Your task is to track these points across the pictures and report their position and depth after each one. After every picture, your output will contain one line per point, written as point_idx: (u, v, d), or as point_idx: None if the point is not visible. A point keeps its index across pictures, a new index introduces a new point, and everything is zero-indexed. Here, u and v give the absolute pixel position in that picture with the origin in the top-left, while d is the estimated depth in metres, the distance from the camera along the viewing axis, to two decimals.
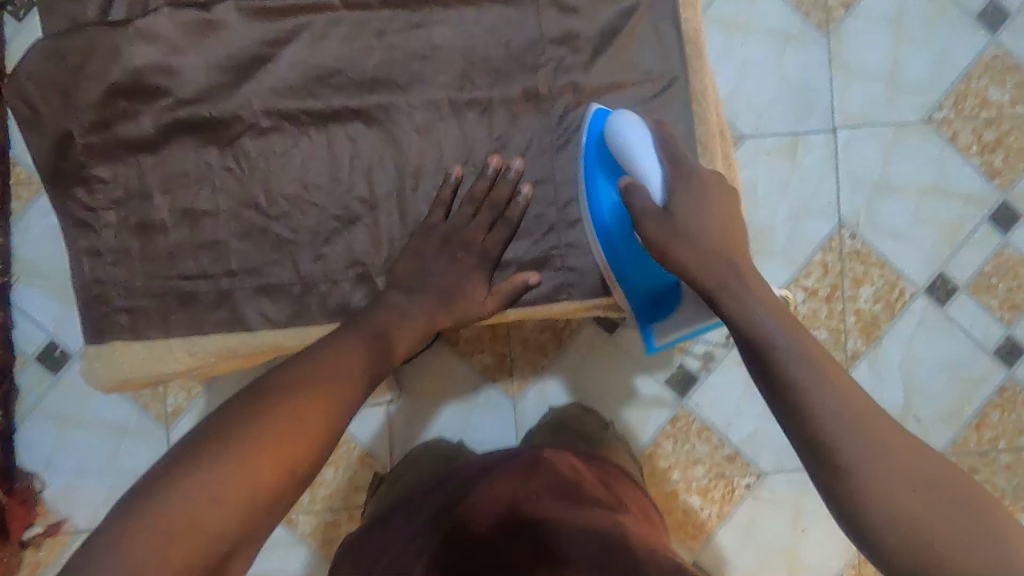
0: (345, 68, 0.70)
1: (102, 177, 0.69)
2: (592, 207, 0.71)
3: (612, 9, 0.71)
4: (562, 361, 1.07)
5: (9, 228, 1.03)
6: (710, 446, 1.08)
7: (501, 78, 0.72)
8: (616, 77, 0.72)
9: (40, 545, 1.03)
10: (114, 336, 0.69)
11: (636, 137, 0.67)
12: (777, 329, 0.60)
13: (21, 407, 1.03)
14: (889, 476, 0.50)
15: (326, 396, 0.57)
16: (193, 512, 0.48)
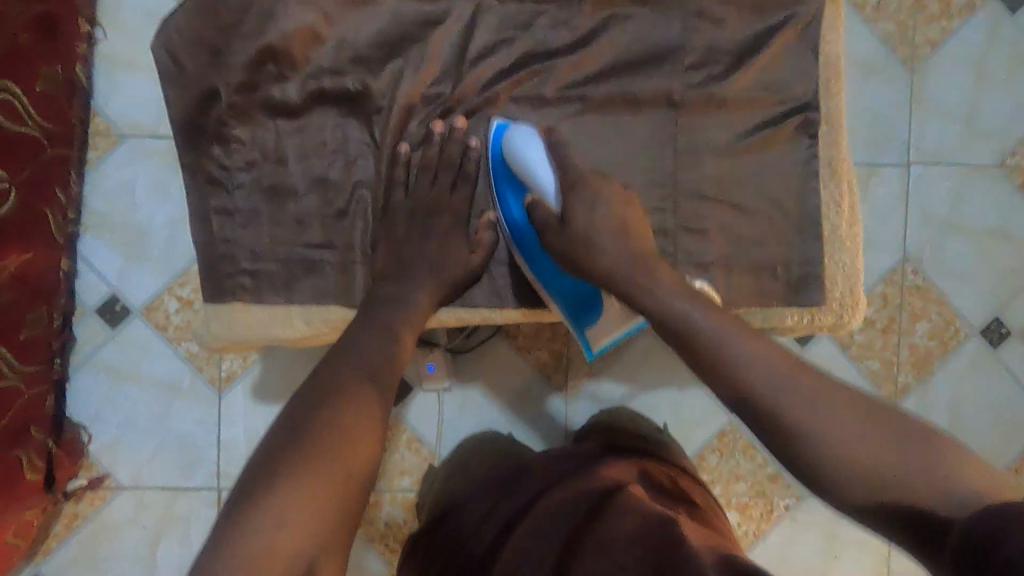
0: (488, 57, 0.71)
1: (240, 137, 0.69)
2: (505, 218, 0.73)
3: (756, 25, 0.72)
4: (619, 365, 1.08)
5: (83, 177, 1.02)
6: (754, 464, 1.09)
7: (640, 81, 0.72)
8: (751, 92, 0.72)
9: (81, 497, 1.03)
10: (234, 297, 0.69)
11: (531, 151, 0.69)
12: (703, 316, 0.63)
13: (76, 357, 1.03)
14: (853, 437, 0.53)
15: (354, 403, 0.59)
16: (271, 542, 0.50)
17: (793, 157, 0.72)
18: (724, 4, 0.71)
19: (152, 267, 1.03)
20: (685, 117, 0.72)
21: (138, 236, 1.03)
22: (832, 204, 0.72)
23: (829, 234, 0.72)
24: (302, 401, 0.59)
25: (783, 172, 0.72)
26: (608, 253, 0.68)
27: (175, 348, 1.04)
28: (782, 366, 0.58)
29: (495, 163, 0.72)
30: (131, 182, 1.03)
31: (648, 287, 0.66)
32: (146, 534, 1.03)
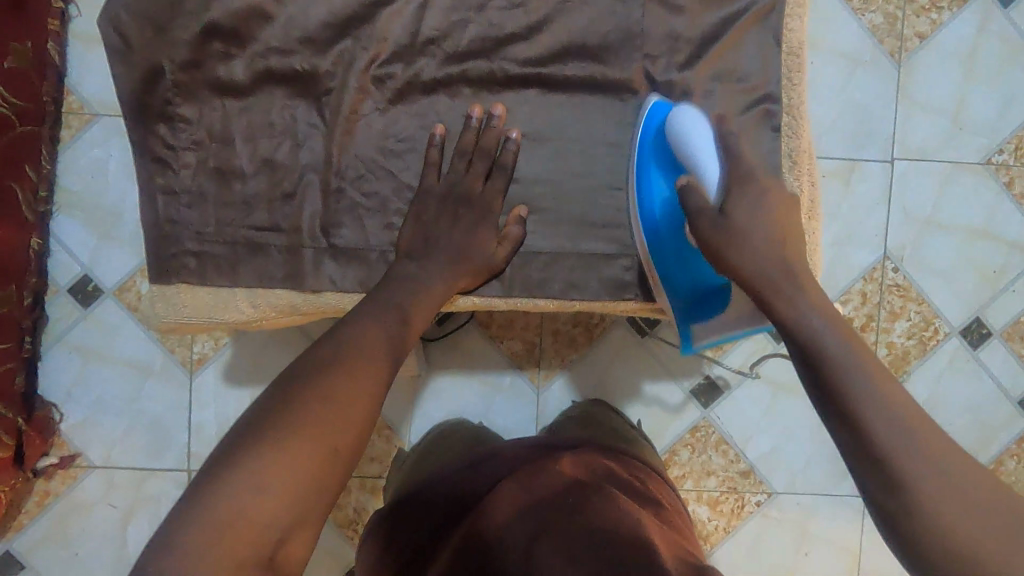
0: (441, 39, 0.70)
1: (187, 116, 0.68)
2: (642, 199, 0.70)
3: (718, 12, 0.70)
4: (590, 357, 1.07)
5: (56, 157, 1.01)
6: (726, 459, 1.08)
7: (596, 68, 0.71)
8: (711, 81, 0.70)
9: (52, 476, 1.04)
10: (180, 278, 0.69)
11: (699, 134, 0.67)
12: (823, 329, 0.60)
13: (47, 336, 1.03)
14: (946, 497, 0.49)
15: (360, 381, 0.58)
16: (245, 508, 0.50)
17: (753, 148, 0.70)
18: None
19: (121, 248, 1.03)
20: (643, 106, 0.71)
21: (109, 217, 1.03)
22: (791, 196, 0.70)
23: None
24: (308, 369, 0.58)
25: (744, 164, 0.70)
26: (757, 257, 0.65)
27: (145, 330, 1.04)
28: (909, 411, 0.53)
29: (646, 137, 0.70)
30: (103, 161, 1.02)
31: (790, 299, 0.63)
32: (117, 513, 1.04)
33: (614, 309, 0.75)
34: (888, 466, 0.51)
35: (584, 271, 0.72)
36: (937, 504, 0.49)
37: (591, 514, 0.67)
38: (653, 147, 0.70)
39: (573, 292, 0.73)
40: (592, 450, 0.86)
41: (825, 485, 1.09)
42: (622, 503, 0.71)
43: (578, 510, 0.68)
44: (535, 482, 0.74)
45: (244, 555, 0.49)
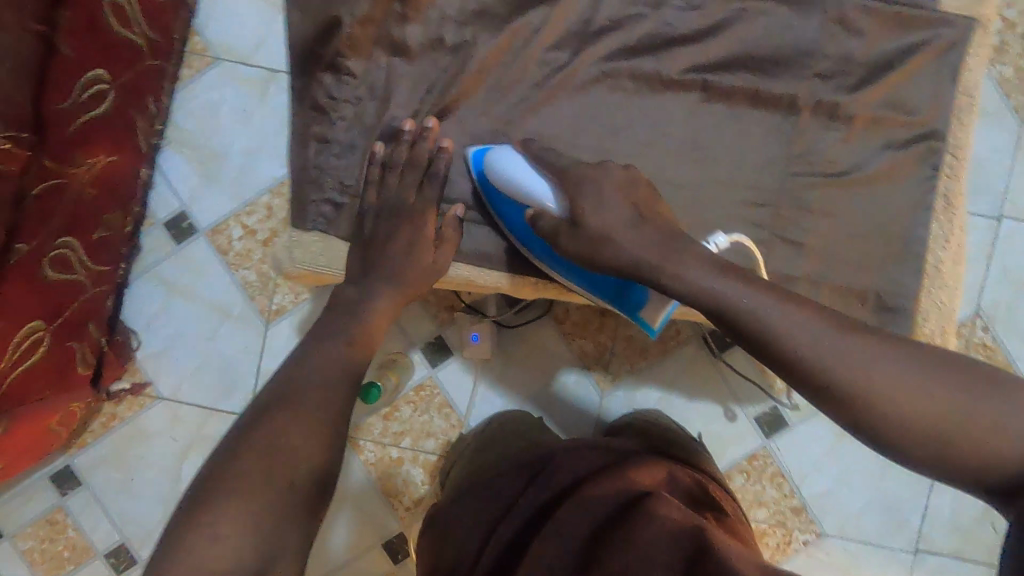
0: (613, 30, 0.70)
1: (352, 71, 0.69)
2: (510, 228, 0.71)
3: (894, 42, 0.69)
4: (659, 368, 1.07)
5: (174, 93, 1.04)
6: (780, 493, 1.07)
7: (761, 79, 0.70)
8: (877, 110, 0.69)
9: (122, 400, 1.06)
10: (317, 226, 0.72)
11: (514, 167, 0.67)
12: (721, 275, 0.57)
13: (138, 265, 1.05)
14: (898, 392, 0.50)
15: (308, 408, 0.59)
16: (211, 558, 0.51)
17: (906, 184, 0.69)
18: (868, 15, 0.69)
19: (225, 190, 1.05)
20: (803, 125, 0.70)
21: (213, 158, 1.05)
22: (940, 238, 0.69)
23: (932, 265, 0.69)
24: (260, 408, 0.58)
25: (892, 199, 0.69)
26: (631, 247, 0.60)
27: (232, 274, 1.06)
28: (842, 333, 0.53)
29: (485, 190, 0.71)
30: (216, 105, 1.05)
31: (677, 271, 0.58)
32: (175, 448, 1.07)
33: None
34: (875, 411, 0.51)
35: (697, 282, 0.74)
36: (913, 411, 0.50)
37: (631, 523, 0.67)
38: (803, 167, 0.69)
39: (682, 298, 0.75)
40: (644, 453, 0.85)
41: (876, 536, 1.07)
42: (670, 505, 0.70)
43: (622, 527, 0.67)
44: (596, 487, 0.74)
45: None
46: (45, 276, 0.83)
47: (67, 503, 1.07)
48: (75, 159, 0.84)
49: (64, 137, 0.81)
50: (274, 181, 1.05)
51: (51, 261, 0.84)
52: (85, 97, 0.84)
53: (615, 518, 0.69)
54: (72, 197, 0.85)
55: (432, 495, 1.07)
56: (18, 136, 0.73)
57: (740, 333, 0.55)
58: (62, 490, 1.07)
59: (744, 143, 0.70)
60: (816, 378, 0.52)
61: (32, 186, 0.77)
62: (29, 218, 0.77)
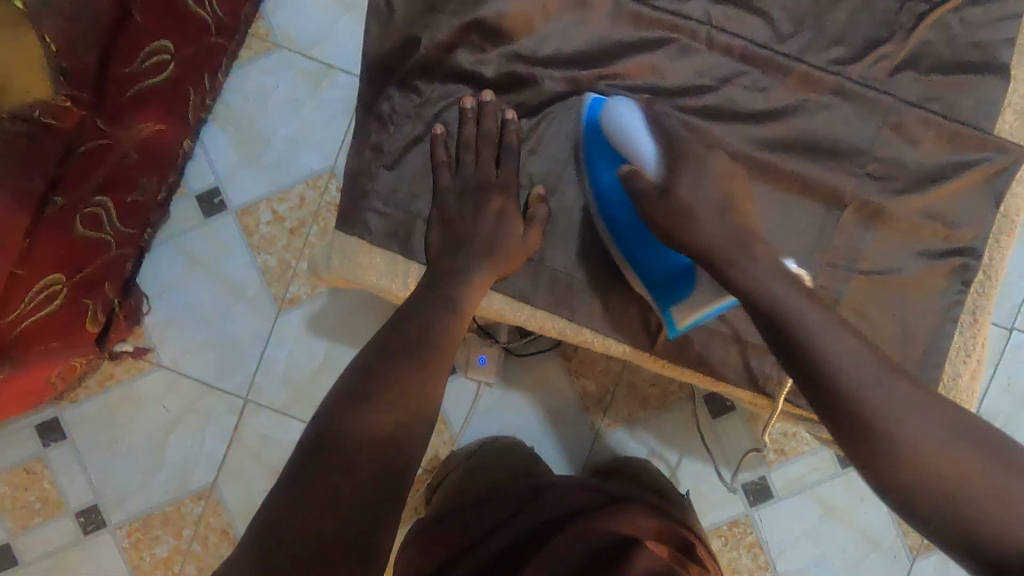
0: (679, 96, 0.72)
1: (419, 89, 0.73)
2: (595, 184, 0.73)
3: (946, 156, 0.71)
4: (657, 420, 1.07)
5: (229, 71, 1.06)
6: (755, 563, 1.07)
7: (815, 167, 0.71)
8: (921, 216, 0.70)
9: (121, 361, 1.06)
10: (360, 233, 0.72)
11: (633, 123, 0.70)
12: (784, 292, 0.62)
13: (164, 231, 1.06)
14: (919, 438, 0.55)
15: (411, 378, 0.61)
16: (325, 509, 0.51)
17: (938, 294, 0.71)
18: (927, 125, 0.71)
19: (262, 174, 1.06)
20: (848, 220, 0.71)
21: (257, 141, 1.06)
22: (961, 351, 0.70)
23: (949, 378, 0.70)
24: (363, 379, 0.60)
25: (921, 305, 0.70)
26: (710, 233, 0.67)
27: (253, 256, 1.06)
28: (884, 371, 0.58)
29: (587, 133, 0.72)
30: (269, 89, 1.06)
31: (742, 268, 0.64)
32: (165, 418, 1.07)
33: (654, 365, 0.77)
34: (892, 452, 0.55)
35: (713, 353, 0.75)
36: (935, 462, 0.54)
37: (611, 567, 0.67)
38: (839, 257, 0.71)
39: (699, 366, 0.76)
40: (635, 503, 0.85)
41: None
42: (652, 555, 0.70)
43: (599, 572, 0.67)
44: (582, 526, 0.75)
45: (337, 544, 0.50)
46: (76, 231, 0.85)
47: (48, 454, 1.06)
48: (126, 122, 0.87)
49: (119, 99, 0.85)
50: (311, 173, 1.06)
51: (83, 217, 0.85)
52: (148, 65, 0.87)
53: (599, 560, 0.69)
54: (116, 158, 0.87)
55: (411, 507, 1.06)
56: (77, 94, 0.78)
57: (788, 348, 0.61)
58: (45, 440, 1.06)
59: (788, 227, 0.71)
60: (827, 385, 0.58)
61: (80, 142, 0.81)
62: (71, 171, 0.81)
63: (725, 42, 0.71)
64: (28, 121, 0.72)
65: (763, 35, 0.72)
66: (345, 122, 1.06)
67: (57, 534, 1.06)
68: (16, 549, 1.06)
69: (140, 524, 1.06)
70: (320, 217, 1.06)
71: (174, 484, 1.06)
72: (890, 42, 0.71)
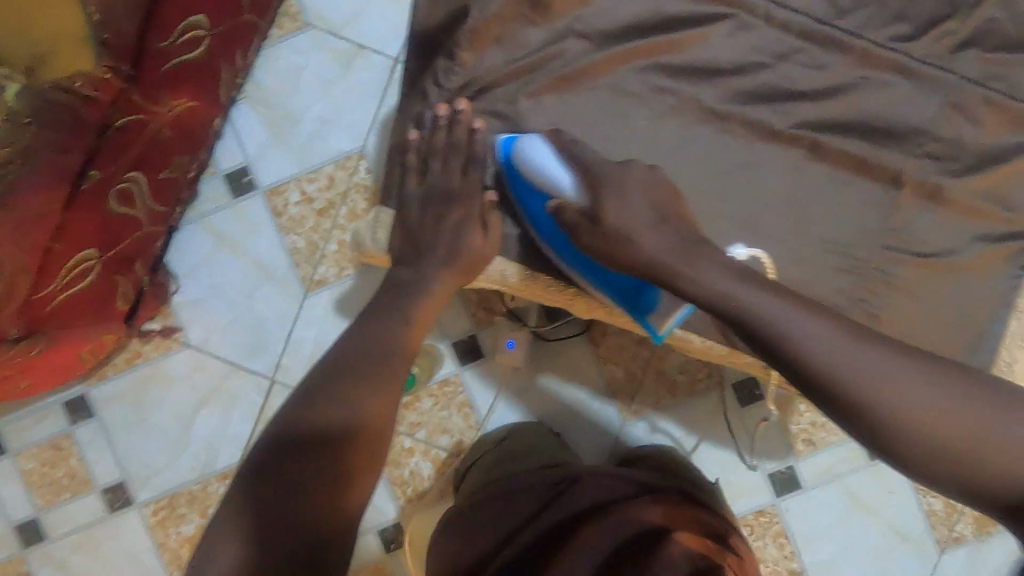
0: (731, 73, 0.71)
1: (462, 62, 0.70)
2: (535, 225, 0.71)
3: (1005, 137, 0.69)
4: (685, 408, 1.07)
5: (262, 49, 1.05)
6: (780, 553, 1.06)
7: (868, 148, 0.70)
8: (975, 198, 0.69)
9: (150, 339, 1.07)
10: (395, 207, 0.73)
11: (542, 156, 0.68)
12: (746, 289, 0.61)
13: (193, 210, 1.06)
14: (912, 409, 0.57)
15: (370, 375, 0.61)
16: (280, 509, 0.53)
17: (991, 280, 0.69)
18: (986, 106, 0.69)
19: (292, 154, 1.06)
20: (900, 201, 0.70)
21: (288, 120, 1.06)
22: (1018, 337, 0.69)
23: (1007, 366, 0.68)
24: (322, 377, 0.60)
25: (973, 293, 0.69)
26: (654, 246, 0.65)
27: (282, 237, 1.06)
28: (861, 347, 0.58)
29: (508, 178, 0.71)
30: (301, 69, 1.05)
31: (695, 275, 0.63)
32: (192, 397, 1.07)
33: (693, 348, 0.77)
34: (893, 432, 0.57)
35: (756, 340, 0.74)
36: (918, 422, 0.57)
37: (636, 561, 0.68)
38: (891, 238, 0.70)
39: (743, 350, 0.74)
40: (664, 490, 0.84)
41: None
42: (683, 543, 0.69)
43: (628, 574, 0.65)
44: (612, 518, 0.75)
45: (288, 538, 0.53)
46: (111, 209, 0.85)
47: (75, 432, 1.07)
48: (161, 99, 0.86)
49: (154, 74, 0.84)
50: (341, 153, 1.05)
51: (117, 194, 0.85)
52: (182, 41, 0.85)
53: (625, 555, 0.69)
54: (150, 135, 0.86)
55: (436, 491, 1.06)
56: (119, 68, 0.79)
57: (763, 343, 0.60)
58: (72, 417, 1.07)
59: (838, 209, 0.70)
60: (812, 377, 0.58)
61: (116, 117, 0.82)
62: (108, 146, 0.82)
63: (781, 19, 0.70)
64: (70, 93, 0.75)
65: (821, 10, 0.70)
66: (377, 103, 1.05)
67: (84, 511, 1.07)
68: (43, 525, 1.07)
69: (166, 503, 1.06)
70: (350, 198, 1.05)
71: (199, 464, 1.06)
72: (953, 19, 0.69)
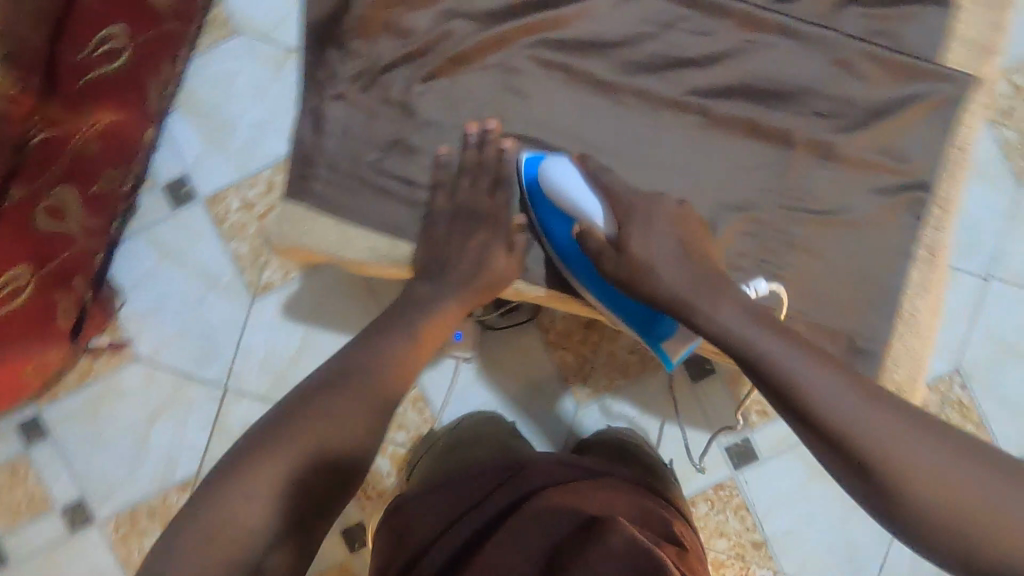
0: (619, 44, 0.72)
1: (356, 49, 0.73)
2: (552, 240, 0.71)
3: (893, 89, 0.71)
4: (637, 387, 1.07)
5: (190, 59, 1.05)
6: (742, 526, 1.07)
7: (759, 109, 0.71)
8: (869, 151, 0.70)
9: (100, 355, 1.07)
10: (307, 201, 0.72)
11: (572, 177, 0.67)
12: (770, 342, 0.58)
13: (135, 223, 1.06)
14: (948, 490, 0.50)
15: (350, 398, 0.60)
16: (236, 523, 0.54)
17: (893, 230, 0.70)
18: (870, 60, 0.71)
19: (229, 161, 1.06)
20: (796, 160, 0.70)
21: (223, 128, 1.06)
22: (919, 288, 0.69)
23: (905, 315, 0.69)
24: (301, 392, 0.61)
25: (878, 247, 0.70)
26: (671, 280, 0.63)
27: (225, 244, 1.06)
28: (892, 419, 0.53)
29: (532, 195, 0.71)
30: (232, 76, 1.05)
31: (710, 312, 0.61)
32: (146, 411, 1.07)
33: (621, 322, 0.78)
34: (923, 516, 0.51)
35: None
36: (953, 505, 0.50)
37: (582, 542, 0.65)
38: (793, 196, 0.70)
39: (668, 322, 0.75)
40: (612, 478, 0.84)
41: None
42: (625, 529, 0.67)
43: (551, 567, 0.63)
44: (553, 501, 0.74)
45: (240, 553, 0.53)
46: (37, 224, 0.84)
47: (31, 454, 1.07)
48: (82, 111, 0.87)
49: (73, 88, 0.85)
50: (277, 157, 1.05)
51: (44, 209, 0.85)
52: (99, 52, 0.87)
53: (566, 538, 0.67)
54: (76, 147, 0.87)
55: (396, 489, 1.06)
56: (30, 82, 0.77)
57: (776, 390, 0.56)
58: (28, 439, 1.07)
59: (739, 172, 0.71)
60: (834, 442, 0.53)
61: (36, 132, 0.80)
62: (30, 162, 0.81)
63: None
64: None
65: None
66: None
67: (45, 533, 1.06)
68: (5, 551, 1.06)
69: (127, 518, 1.06)
70: None
71: (158, 476, 1.06)
72: None
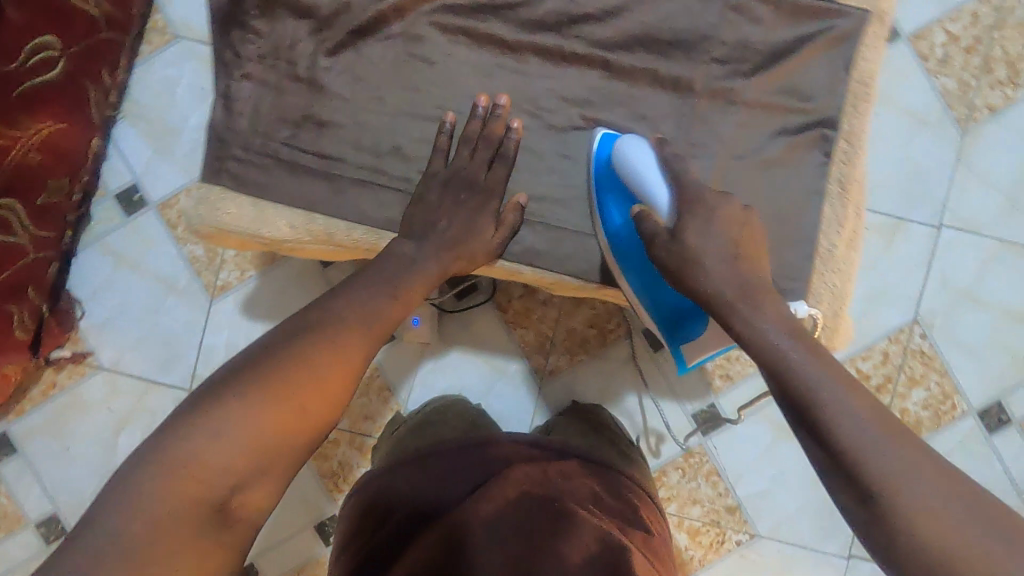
0: (518, 6, 0.73)
1: (259, 31, 0.73)
2: (607, 225, 0.73)
3: (789, 32, 0.73)
4: (599, 360, 1.07)
5: (133, 67, 1.06)
6: (715, 491, 1.07)
7: (658, 60, 0.74)
8: (770, 95, 0.73)
9: (62, 368, 1.07)
10: (224, 182, 0.73)
11: (644, 161, 0.70)
12: (792, 349, 0.59)
13: (88, 234, 1.07)
14: (933, 518, 0.47)
15: (335, 349, 0.60)
16: (200, 463, 0.51)
17: (803, 168, 0.74)
18: (763, 4, 0.73)
19: (177, 164, 1.07)
20: (700, 109, 0.73)
21: (170, 133, 1.07)
22: (834, 222, 0.74)
23: (825, 251, 0.73)
24: (282, 333, 0.60)
25: (785, 190, 0.73)
26: (718, 277, 0.65)
27: (179, 248, 1.07)
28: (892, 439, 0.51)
29: (599, 176, 0.73)
30: (173, 80, 1.06)
31: (750, 317, 0.62)
32: (113, 419, 1.07)
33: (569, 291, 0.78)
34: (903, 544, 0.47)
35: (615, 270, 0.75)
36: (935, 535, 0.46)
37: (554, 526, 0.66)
38: (700, 143, 0.73)
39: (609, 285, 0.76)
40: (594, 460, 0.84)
41: (810, 540, 1.06)
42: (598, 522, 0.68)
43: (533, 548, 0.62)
44: (531, 478, 0.74)
45: (193, 503, 0.50)
46: None
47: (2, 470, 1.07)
48: (22, 121, 0.89)
49: (8, 99, 0.86)
50: None
51: None
52: (35, 60, 0.89)
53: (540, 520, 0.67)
54: (18, 156, 0.89)
55: None
56: None
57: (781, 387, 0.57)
58: None
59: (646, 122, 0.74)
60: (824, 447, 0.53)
61: None
62: None
63: None
64: None
65: None
66: None
67: (20, 548, 1.06)
68: None
69: None
70: None
71: None
72: None
